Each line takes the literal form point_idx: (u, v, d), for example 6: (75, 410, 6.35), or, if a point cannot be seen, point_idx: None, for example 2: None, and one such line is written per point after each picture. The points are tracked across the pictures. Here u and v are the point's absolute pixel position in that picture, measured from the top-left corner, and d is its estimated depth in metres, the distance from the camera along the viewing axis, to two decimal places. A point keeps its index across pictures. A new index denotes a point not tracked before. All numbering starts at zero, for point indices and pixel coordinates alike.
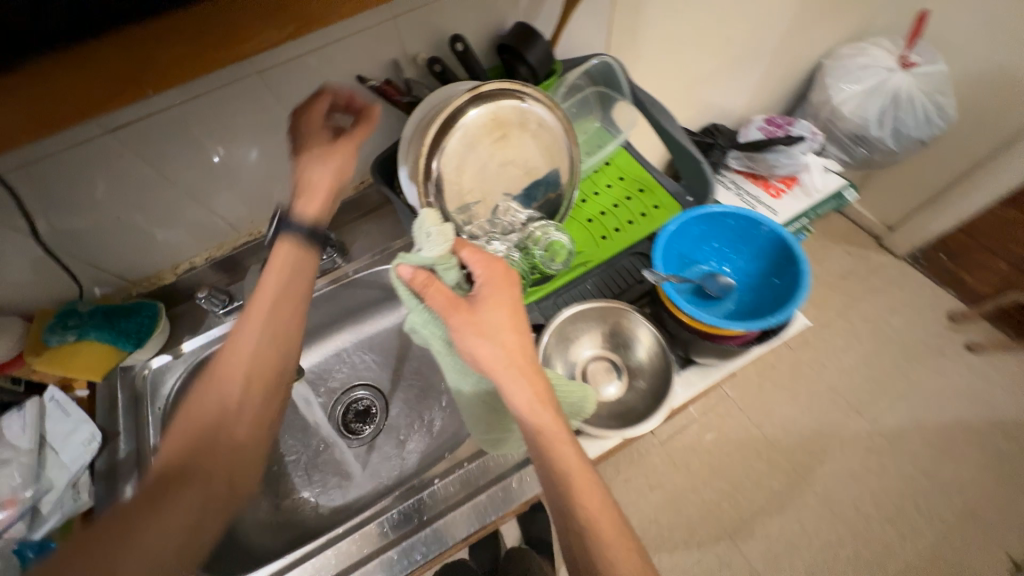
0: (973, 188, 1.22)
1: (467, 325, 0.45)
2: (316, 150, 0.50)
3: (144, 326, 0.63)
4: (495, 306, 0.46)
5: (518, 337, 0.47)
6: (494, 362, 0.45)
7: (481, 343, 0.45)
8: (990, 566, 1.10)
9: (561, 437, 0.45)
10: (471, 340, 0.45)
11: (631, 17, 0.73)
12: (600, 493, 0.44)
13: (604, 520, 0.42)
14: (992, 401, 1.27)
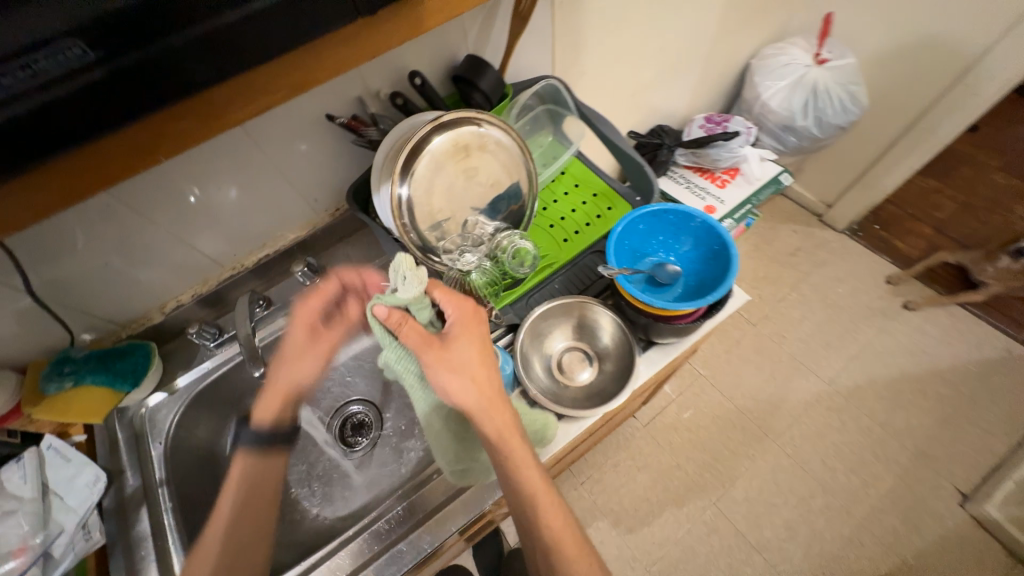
0: (892, 163, 1.37)
1: (441, 360, 0.51)
2: (297, 352, 0.60)
3: (140, 366, 0.66)
4: (465, 343, 0.53)
5: (486, 370, 0.53)
6: (465, 393, 0.51)
7: (453, 376, 0.51)
8: (943, 501, 1.21)
9: (528, 461, 0.52)
10: (444, 373, 0.51)
11: (571, 40, 0.81)
12: (562, 512, 0.54)
13: (567, 537, 0.53)
14: (931, 352, 1.41)
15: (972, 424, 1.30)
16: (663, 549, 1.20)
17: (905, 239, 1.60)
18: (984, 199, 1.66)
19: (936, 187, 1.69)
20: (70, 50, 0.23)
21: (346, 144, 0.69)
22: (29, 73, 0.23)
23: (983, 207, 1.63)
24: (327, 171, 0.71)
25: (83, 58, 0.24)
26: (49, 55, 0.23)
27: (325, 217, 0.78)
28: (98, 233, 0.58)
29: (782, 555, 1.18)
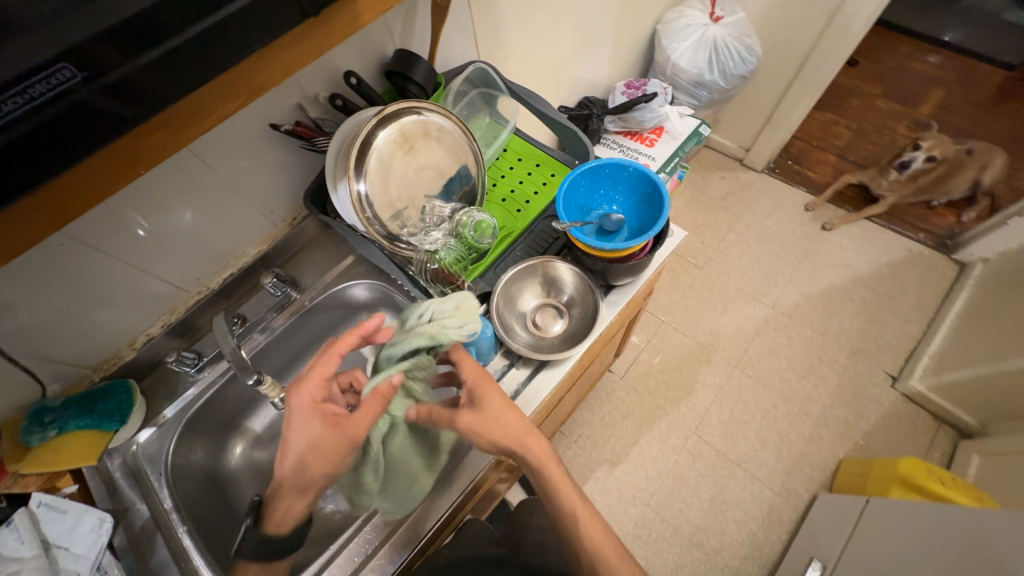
0: (793, 102, 1.53)
1: (472, 421, 0.57)
2: (313, 445, 0.54)
3: (125, 402, 0.66)
4: (494, 401, 0.60)
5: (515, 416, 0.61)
6: (503, 438, 0.58)
7: (491, 429, 0.58)
8: (878, 386, 1.40)
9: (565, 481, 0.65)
10: (489, 432, 0.57)
11: (490, 26, 0.86)
12: (597, 520, 0.67)
13: (604, 539, 0.65)
14: (851, 263, 1.60)
15: (891, 316, 1.50)
16: (657, 482, 1.30)
17: (815, 169, 1.80)
18: (871, 124, 1.89)
19: (832, 120, 1.91)
20: (60, 73, 0.26)
21: (293, 152, 0.71)
22: (26, 98, 0.25)
23: (872, 131, 1.86)
24: (278, 181, 0.73)
25: (72, 80, 0.27)
26: (41, 80, 0.26)
27: (284, 228, 0.79)
28: (52, 275, 0.57)
29: (758, 463, 1.32)
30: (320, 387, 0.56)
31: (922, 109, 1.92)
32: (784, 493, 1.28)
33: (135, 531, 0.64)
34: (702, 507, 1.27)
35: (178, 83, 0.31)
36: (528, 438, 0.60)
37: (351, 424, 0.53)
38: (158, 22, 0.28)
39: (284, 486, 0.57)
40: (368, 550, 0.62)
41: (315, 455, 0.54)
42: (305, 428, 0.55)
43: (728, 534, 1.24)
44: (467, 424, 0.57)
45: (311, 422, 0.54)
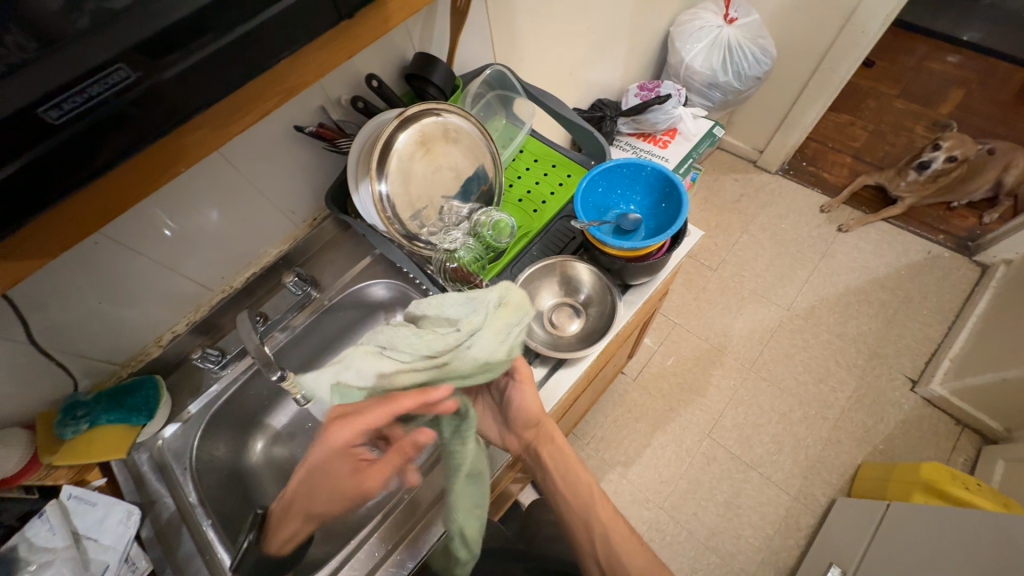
0: (808, 103, 1.52)
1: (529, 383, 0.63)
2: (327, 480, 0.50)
3: (151, 398, 0.68)
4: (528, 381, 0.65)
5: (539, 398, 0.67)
6: (536, 405, 0.64)
7: (531, 393, 0.64)
8: (898, 389, 1.38)
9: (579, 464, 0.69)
10: (530, 394, 0.63)
11: (507, 29, 0.87)
12: (610, 508, 0.67)
13: (617, 524, 0.66)
14: (869, 265, 1.58)
15: (911, 319, 1.48)
16: (671, 485, 1.30)
17: (831, 170, 1.78)
18: (888, 124, 1.87)
19: (848, 121, 1.89)
20: (116, 74, 0.27)
21: (315, 153, 0.72)
22: (84, 97, 0.27)
23: (889, 131, 1.84)
24: (300, 182, 0.74)
25: (126, 80, 0.28)
26: (99, 80, 0.27)
27: (304, 228, 0.81)
28: (87, 273, 0.59)
29: (774, 467, 1.30)
30: (358, 436, 0.49)
31: (941, 109, 1.89)
32: (801, 498, 1.26)
33: (161, 523, 0.65)
34: (717, 510, 1.26)
35: (224, 82, 0.32)
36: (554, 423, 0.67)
37: (366, 482, 0.49)
38: (206, 22, 0.29)
39: (289, 499, 0.55)
40: (387, 546, 0.63)
41: (327, 493, 0.51)
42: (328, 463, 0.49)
43: (743, 538, 1.23)
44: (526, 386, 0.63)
45: (338, 464, 0.49)
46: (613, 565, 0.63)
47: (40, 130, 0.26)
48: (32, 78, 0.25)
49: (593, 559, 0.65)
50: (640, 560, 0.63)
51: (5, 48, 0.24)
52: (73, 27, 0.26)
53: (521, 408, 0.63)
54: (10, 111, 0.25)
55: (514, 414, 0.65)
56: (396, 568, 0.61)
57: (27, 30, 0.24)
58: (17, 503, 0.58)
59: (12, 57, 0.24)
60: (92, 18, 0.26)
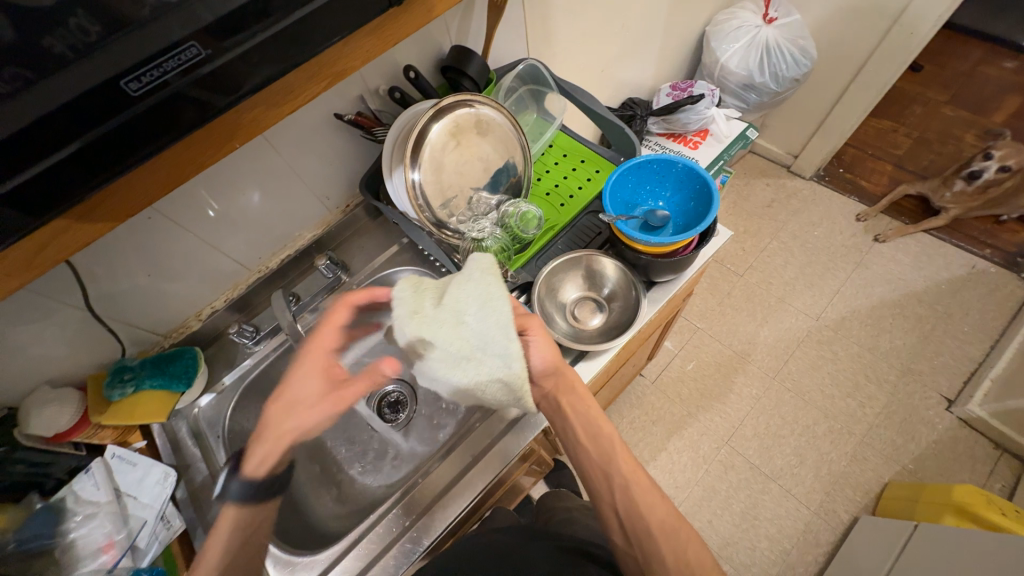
0: (848, 107, 1.47)
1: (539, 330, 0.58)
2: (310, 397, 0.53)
3: (191, 366, 0.72)
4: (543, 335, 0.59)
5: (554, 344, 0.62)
6: (550, 353, 0.59)
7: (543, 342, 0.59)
8: (932, 409, 1.32)
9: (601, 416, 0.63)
10: (540, 344, 0.59)
11: (543, 24, 0.88)
12: (633, 460, 0.62)
13: (636, 477, 0.61)
14: (906, 277, 1.51)
15: (950, 337, 1.41)
16: (686, 491, 1.28)
17: (869, 178, 1.72)
18: (935, 132, 1.79)
19: (891, 127, 1.82)
20: (189, 51, 0.29)
21: (352, 141, 0.75)
22: (160, 72, 0.29)
23: (935, 140, 1.76)
24: (337, 169, 0.77)
25: (199, 56, 0.30)
26: (175, 56, 0.29)
27: (337, 214, 0.84)
28: (138, 247, 0.62)
29: (795, 480, 1.27)
30: (332, 336, 0.55)
31: (994, 117, 1.80)
32: (822, 513, 1.23)
33: (195, 486, 0.69)
34: (732, 519, 1.24)
35: (281, 60, 0.34)
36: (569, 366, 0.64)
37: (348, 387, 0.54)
38: (270, 6, 0.31)
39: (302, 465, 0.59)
40: (404, 522, 0.65)
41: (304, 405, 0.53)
42: (308, 375, 0.54)
43: (758, 550, 1.20)
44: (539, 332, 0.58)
45: (318, 373, 0.54)
46: (634, 521, 0.59)
47: (121, 103, 0.29)
48: (111, 56, 0.28)
49: (611, 512, 0.60)
50: (663, 513, 0.59)
51: (69, 32, 0.26)
52: (142, 12, 0.28)
53: (537, 358, 0.59)
54: (98, 81, 0.27)
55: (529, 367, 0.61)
56: (411, 545, 0.62)
57: (94, 16, 0.26)
58: (66, 458, 0.62)
59: (87, 39, 0.27)
60: (155, 9, 0.28)
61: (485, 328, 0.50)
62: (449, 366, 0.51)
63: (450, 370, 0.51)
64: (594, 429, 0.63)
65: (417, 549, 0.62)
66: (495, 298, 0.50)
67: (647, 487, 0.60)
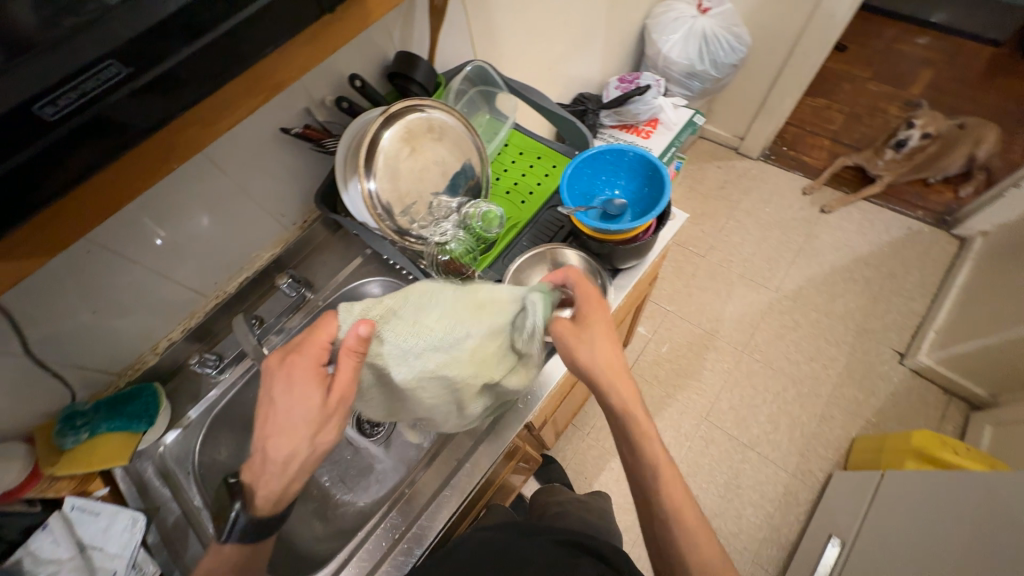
0: (784, 88, 1.56)
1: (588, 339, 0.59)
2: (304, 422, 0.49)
3: (151, 404, 0.68)
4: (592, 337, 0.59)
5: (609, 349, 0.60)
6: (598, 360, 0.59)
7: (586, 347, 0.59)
8: (887, 363, 1.41)
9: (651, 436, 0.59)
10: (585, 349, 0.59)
11: (486, 25, 0.89)
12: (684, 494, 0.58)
13: (687, 511, 0.57)
14: (853, 244, 1.61)
15: (895, 295, 1.51)
16: None
17: (810, 153, 1.82)
18: (864, 107, 1.91)
19: (826, 105, 1.93)
20: (107, 70, 0.28)
21: (302, 155, 0.73)
22: (78, 93, 0.28)
23: (865, 114, 1.89)
24: (290, 185, 0.75)
25: (119, 75, 0.29)
26: (92, 76, 0.28)
27: (295, 231, 0.81)
28: (78, 284, 0.59)
29: (772, 446, 1.33)
30: (322, 349, 0.51)
31: (913, 89, 1.95)
32: (800, 474, 1.29)
33: (167, 528, 0.66)
34: (718, 491, 1.28)
35: (212, 73, 0.33)
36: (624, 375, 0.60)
37: (336, 381, 0.49)
38: (196, 21, 0.31)
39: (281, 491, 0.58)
40: (394, 535, 0.64)
41: (298, 426, 0.49)
42: (297, 397, 0.49)
43: (745, 517, 1.25)
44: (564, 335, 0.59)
45: (306, 391, 0.49)
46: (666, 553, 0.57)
47: (36, 129, 0.27)
48: (20, 80, 0.26)
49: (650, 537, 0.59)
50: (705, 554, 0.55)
51: None
52: (53, 33, 0.26)
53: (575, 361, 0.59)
54: (7, 108, 0.26)
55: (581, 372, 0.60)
56: (403, 557, 0.62)
57: None
58: (19, 517, 0.57)
59: None
60: (69, 30, 0.27)
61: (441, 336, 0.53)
62: (402, 364, 0.54)
63: (400, 367, 0.54)
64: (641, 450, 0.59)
65: (409, 560, 0.62)
66: (456, 309, 0.54)
67: (704, 533, 0.56)
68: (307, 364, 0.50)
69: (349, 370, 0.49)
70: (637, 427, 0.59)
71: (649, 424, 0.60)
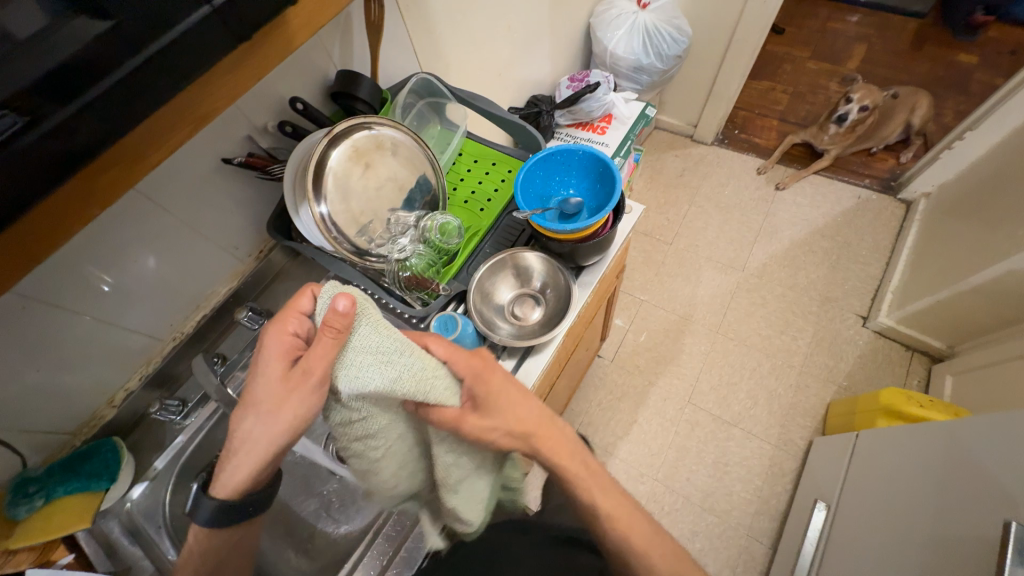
0: (729, 73, 1.61)
1: (520, 397, 0.62)
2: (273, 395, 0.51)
3: (112, 460, 0.65)
4: (512, 394, 0.61)
5: (531, 407, 0.63)
6: (528, 416, 0.62)
7: (519, 402, 0.62)
8: (851, 328, 1.48)
9: (588, 472, 0.66)
10: (509, 405, 0.60)
11: (428, 36, 0.89)
12: (636, 516, 0.64)
13: (640, 536, 0.62)
14: (808, 217, 1.68)
15: (853, 262, 1.58)
16: (661, 455, 1.34)
17: (760, 134, 1.89)
18: (805, 86, 2.00)
19: (770, 87, 2.01)
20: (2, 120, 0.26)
21: (250, 184, 0.71)
22: None
23: (807, 92, 1.98)
24: (240, 216, 0.73)
25: (17, 125, 0.27)
26: None
27: (251, 262, 0.78)
28: (13, 341, 0.55)
29: (753, 421, 1.37)
30: (296, 319, 0.53)
31: (849, 65, 2.04)
32: (782, 444, 1.33)
33: None
34: (708, 471, 1.31)
35: (126, 111, 0.32)
36: (551, 424, 0.65)
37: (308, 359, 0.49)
38: (100, 58, 0.29)
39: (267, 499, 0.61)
40: (383, 561, 0.66)
41: (268, 399, 0.52)
42: (270, 370, 0.52)
43: (735, 493, 1.28)
44: (500, 388, 0.60)
45: (279, 364, 0.52)
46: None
47: None
48: None
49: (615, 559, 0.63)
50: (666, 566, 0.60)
51: None
52: None
53: (506, 418, 0.60)
54: None
55: (510, 423, 0.60)
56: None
57: None
58: None
59: None
60: None
61: (396, 351, 0.50)
62: (380, 361, 0.49)
63: (375, 366, 0.49)
64: (582, 486, 0.65)
65: None
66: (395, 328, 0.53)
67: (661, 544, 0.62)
68: (282, 339, 0.53)
69: (319, 348, 0.49)
70: (576, 472, 0.65)
71: (582, 467, 0.65)
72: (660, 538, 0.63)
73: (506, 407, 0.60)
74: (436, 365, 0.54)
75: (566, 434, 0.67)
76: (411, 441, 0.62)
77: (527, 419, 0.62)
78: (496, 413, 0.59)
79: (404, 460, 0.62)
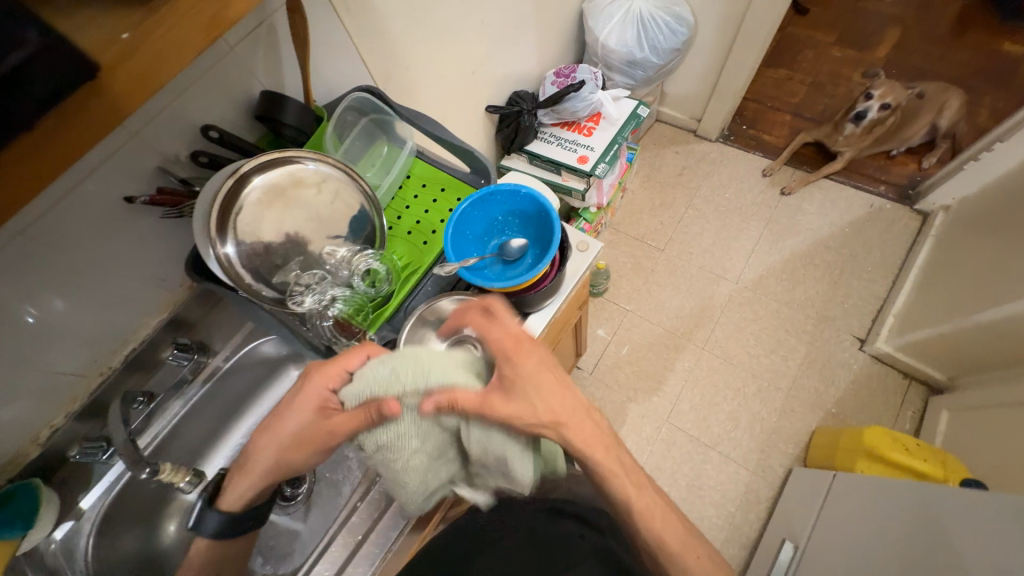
0: (736, 65, 1.47)
1: (550, 381, 0.57)
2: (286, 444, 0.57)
3: (30, 503, 0.63)
4: (542, 377, 0.56)
5: (560, 391, 0.58)
6: (559, 401, 0.57)
7: (551, 383, 0.57)
8: (847, 349, 1.39)
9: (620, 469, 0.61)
10: (538, 393, 0.55)
11: (376, 40, 0.81)
12: (659, 509, 0.63)
13: (667, 530, 0.62)
14: (813, 226, 1.56)
15: (857, 278, 1.47)
16: None
17: (771, 130, 1.74)
18: (826, 75, 1.82)
19: (786, 76, 1.84)
20: None
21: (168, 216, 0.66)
22: None
23: (827, 82, 1.80)
24: (161, 248, 0.68)
25: None
26: None
27: (181, 292, 0.74)
28: None
29: (732, 444, 1.32)
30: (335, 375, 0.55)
31: (877, 52, 1.85)
32: (760, 470, 1.28)
33: None
34: (680, 493, 1.28)
35: None
36: (582, 407, 0.59)
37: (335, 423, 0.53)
38: None
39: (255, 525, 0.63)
40: None
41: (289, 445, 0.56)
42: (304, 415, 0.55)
43: (706, 518, 1.25)
44: (529, 368, 0.56)
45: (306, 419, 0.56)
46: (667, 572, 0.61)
47: None
48: None
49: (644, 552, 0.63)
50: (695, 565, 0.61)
51: None
52: None
53: (535, 405, 0.55)
54: None
55: (539, 411, 0.55)
56: None
57: None
58: None
59: None
60: None
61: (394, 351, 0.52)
62: (377, 361, 0.51)
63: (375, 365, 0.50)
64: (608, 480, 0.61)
65: None
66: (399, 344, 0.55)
67: (679, 534, 0.63)
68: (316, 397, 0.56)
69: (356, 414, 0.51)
70: (604, 469, 0.60)
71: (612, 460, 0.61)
72: (678, 528, 0.63)
73: (535, 391, 0.55)
74: (440, 355, 0.52)
75: (599, 420, 0.62)
76: (438, 441, 0.55)
77: (558, 405, 0.57)
78: (529, 397, 0.54)
79: (435, 461, 0.57)
